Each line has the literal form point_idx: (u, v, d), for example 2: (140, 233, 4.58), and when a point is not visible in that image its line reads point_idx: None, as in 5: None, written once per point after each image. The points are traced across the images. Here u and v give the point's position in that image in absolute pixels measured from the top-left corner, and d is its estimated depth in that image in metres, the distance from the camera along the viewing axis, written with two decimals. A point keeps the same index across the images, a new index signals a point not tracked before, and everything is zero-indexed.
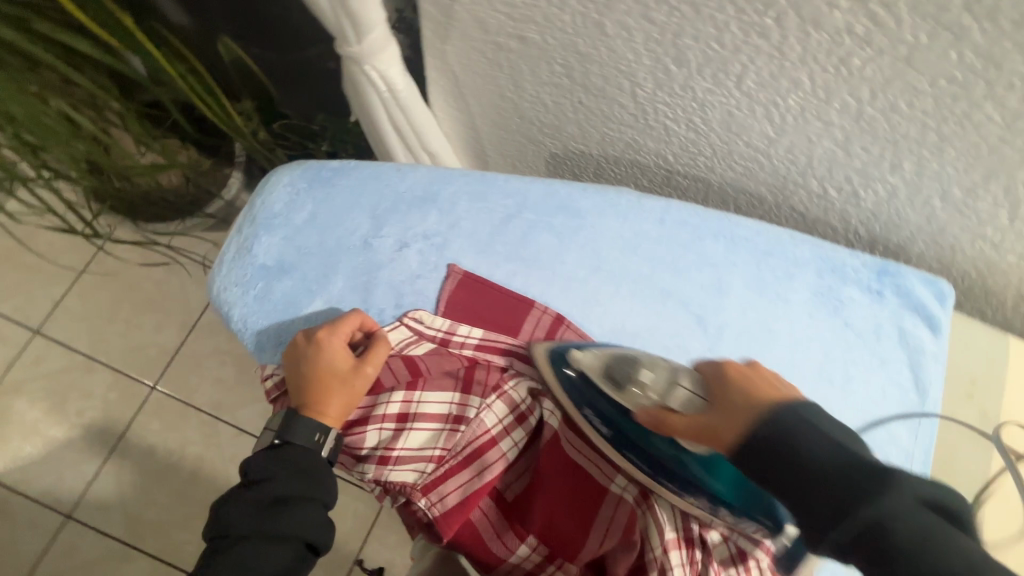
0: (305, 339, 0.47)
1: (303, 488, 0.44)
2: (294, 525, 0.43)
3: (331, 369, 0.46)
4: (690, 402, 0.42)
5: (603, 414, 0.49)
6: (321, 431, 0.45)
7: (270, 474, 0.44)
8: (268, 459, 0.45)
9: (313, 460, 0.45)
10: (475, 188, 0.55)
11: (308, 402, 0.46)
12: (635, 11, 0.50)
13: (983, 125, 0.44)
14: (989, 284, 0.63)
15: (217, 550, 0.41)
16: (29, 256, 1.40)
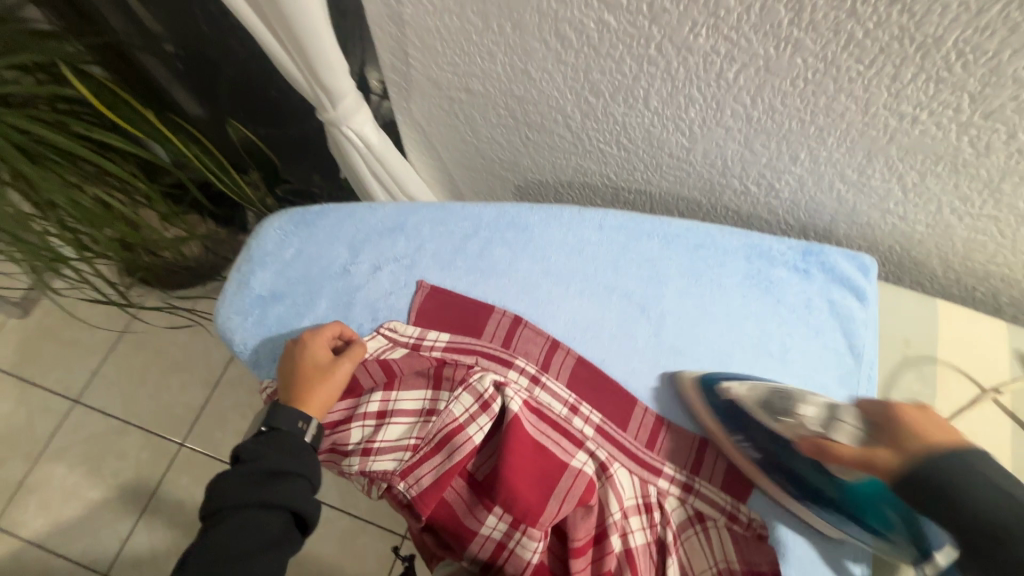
0: (293, 343, 0.56)
1: (291, 463, 0.50)
2: (285, 495, 0.49)
3: (313, 364, 0.55)
4: (856, 436, 0.48)
5: (755, 441, 0.54)
6: (304, 419, 0.53)
7: (260, 454, 0.50)
8: (258, 443, 0.51)
9: (299, 442, 0.52)
10: (436, 216, 0.64)
11: (293, 395, 0.54)
12: (550, 57, 0.60)
13: (846, 113, 0.53)
14: (913, 254, 0.69)
15: (216, 520, 0.47)
16: (70, 332, 1.54)
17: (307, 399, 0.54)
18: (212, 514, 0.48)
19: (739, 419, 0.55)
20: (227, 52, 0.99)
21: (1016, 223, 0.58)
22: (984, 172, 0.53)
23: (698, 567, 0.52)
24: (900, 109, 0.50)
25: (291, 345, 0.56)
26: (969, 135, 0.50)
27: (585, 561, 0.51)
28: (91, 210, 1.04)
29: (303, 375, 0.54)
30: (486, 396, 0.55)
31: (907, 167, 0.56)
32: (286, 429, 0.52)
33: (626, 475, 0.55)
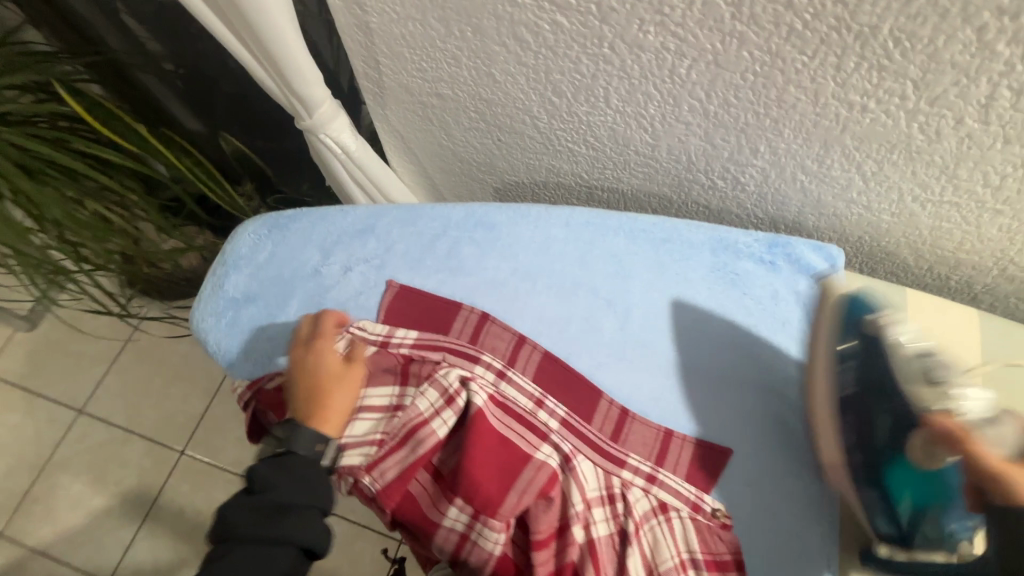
0: (303, 356, 0.58)
1: (301, 496, 0.50)
2: (293, 531, 0.48)
3: (328, 375, 0.56)
4: (1005, 443, 0.47)
5: (859, 376, 0.53)
6: (324, 441, 0.54)
7: (272, 484, 0.50)
8: (272, 470, 0.51)
9: (311, 471, 0.51)
10: (406, 217, 0.66)
11: (314, 407, 0.55)
12: (511, 59, 0.62)
13: (797, 105, 0.54)
14: (883, 244, 0.69)
15: (225, 548, 0.48)
16: (76, 344, 1.58)
17: (327, 410, 0.55)
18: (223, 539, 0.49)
19: (858, 356, 0.53)
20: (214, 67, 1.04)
21: (977, 209, 0.58)
22: (938, 159, 0.53)
23: (661, 558, 0.52)
24: (848, 99, 0.51)
25: (301, 355, 0.57)
26: (918, 122, 0.50)
27: (548, 552, 0.52)
28: (90, 223, 1.07)
29: (317, 387, 0.56)
30: (451, 391, 0.56)
31: (863, 156, 0.57)
32: (301, 453, 0.52)
33: (591, 467, 0.55)
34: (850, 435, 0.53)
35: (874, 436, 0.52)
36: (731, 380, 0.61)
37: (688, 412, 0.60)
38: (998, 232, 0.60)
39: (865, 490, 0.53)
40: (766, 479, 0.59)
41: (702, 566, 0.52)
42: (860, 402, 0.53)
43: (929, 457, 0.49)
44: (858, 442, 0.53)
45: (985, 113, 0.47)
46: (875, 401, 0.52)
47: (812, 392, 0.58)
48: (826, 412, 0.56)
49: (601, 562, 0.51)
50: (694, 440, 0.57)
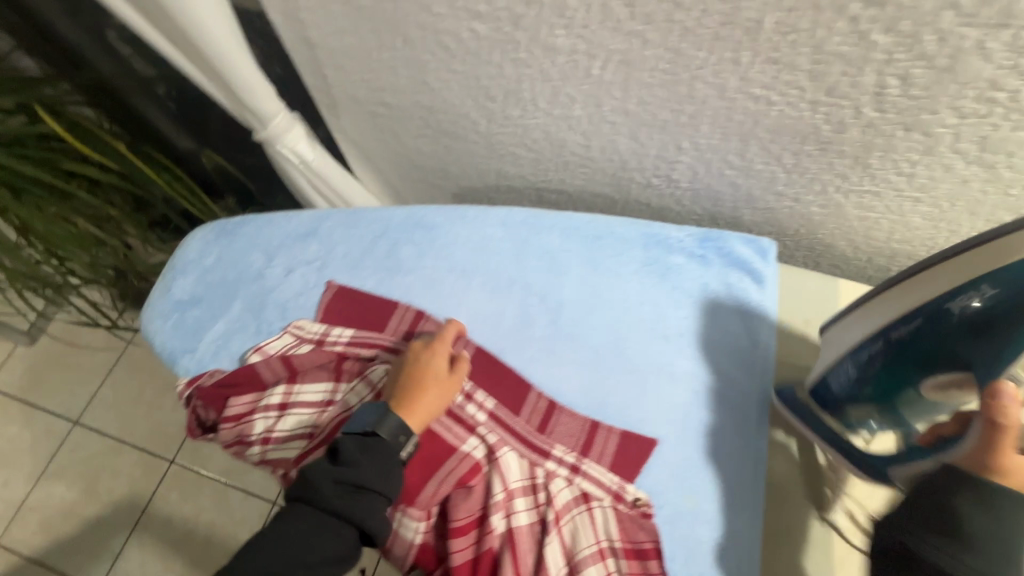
0: (421, 346, 0.59)
1: (378, 481, 0.50)
2: (362, 513, 0.48)
3: (432, 370, 0.57)
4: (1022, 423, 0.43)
5: (971, 320, 0.41)
6: (405, 433, 0.53)
7: (356, 461, 0.50)
8: (357, 447, 0.51)
9: (391, 459, 0.51)
10: (347, 220, 0.68)
11: (406, 395, 0.55)
12: (442, 67, 0.64)
13: (707, 100, 0.55)
14: (819, 237, 0.69)
15: (300, 510, 0.49)
16: (72, 356, 1.62)
17: (415, 403, 0.55)
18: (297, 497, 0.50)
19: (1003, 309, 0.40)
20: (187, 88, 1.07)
21: (897, 197, 0.58)
22: (848, 149, 0.54)
23: (580, 546, 0.53)
24: (753, 92, 0.52)
25: (415, 349, 0.58)
26: (821, 113, 0.52)
27: (467, 539, 0.53)
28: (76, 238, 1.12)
29: (417, 381, 0.56)
30: (380, 386, 0.59)
31: (780, 149, 0.58)
32: (384, 438, 0.52)
33: (515, 458, 0.56)
34: (878, 345, 0.46)
35: (906, 351, 0.45)
36: (662, 371, 0.61)
37: (616, 404, 0.60)
38: (922, 220, 0.60)
39: (842, 367, 0.50)
40: (692, 470, 0.56)
41: (621, 553, 0.53)
42: (929, 331, 0.43)
43: (941, 391, 0.47)
44: (885, 350, 0.46)
45: (880, 102, 0.48)
46: (948, 335, 0.43)
47: (872, 310, 0.47)
48: (871, 316, 0.47)
49: (519, 551, 0.52)
50: (620, 431, 0.58)
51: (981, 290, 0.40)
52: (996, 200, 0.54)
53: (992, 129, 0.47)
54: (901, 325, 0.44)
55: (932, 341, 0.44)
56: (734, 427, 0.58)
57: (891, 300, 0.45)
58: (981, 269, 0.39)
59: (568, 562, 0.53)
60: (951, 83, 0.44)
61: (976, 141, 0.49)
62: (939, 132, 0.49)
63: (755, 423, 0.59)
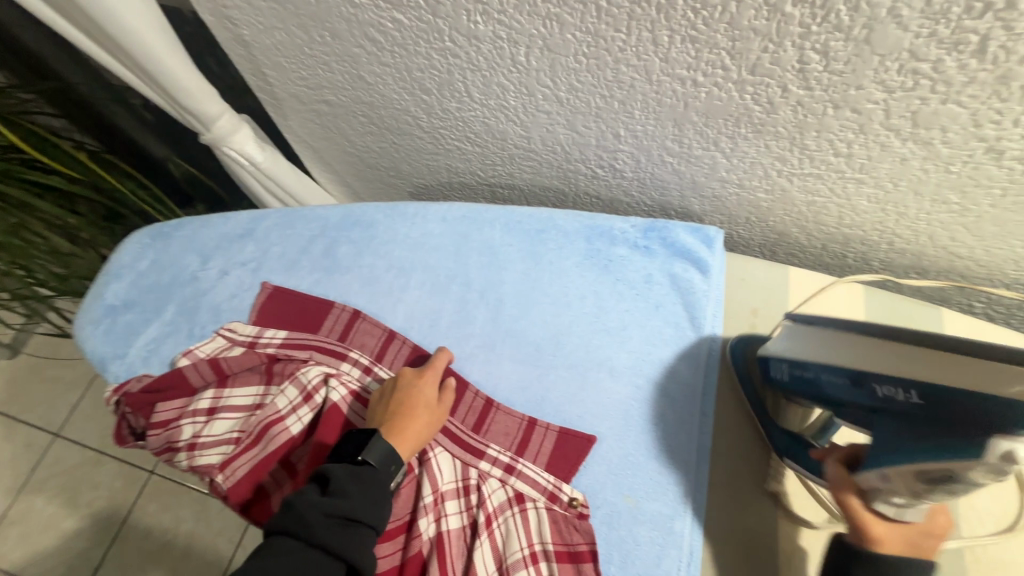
0: (412, 373, 0.56)
1: (369, 513, 0.46)
2: (352, 548, 0.44)
3: (421, 398, 0.54)
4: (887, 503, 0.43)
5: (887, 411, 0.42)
6: (397, 463, 0.50)
7: (347, 491, 0.46)
8: (347, 476, 0.48)
9: (380, 488, 0.48)
10: (284, 220, 0.67)
11: (395, 423, 0.52)
12: (373, 61, 0.63)
13: (635, 84, 0.53)
14: (771, 225, 0.66)
15: (285, 548, 0.44)
16: (53, 368, 1.49)
17: (403, 433, 0.52)
18: (281, 531, 0.45)
19: (907, 416, 0.41)
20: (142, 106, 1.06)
21: (840, 179, 0.56)
22: (783, 130, 0.52)
23: (511, 550, 0.51)
24: (677, 73, 0.50)
25: (404, 376, 0.56)
26: (749, 93, 0.50)
27: (394, 544, 0.52)
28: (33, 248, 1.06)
29: (406, 409, 0.53)
30: (309, 388, 0.57)
31: (716, 133, 0.56)
32: (375, 466, 0.49)
33: (447, 459, 0.55)
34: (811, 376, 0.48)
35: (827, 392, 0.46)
36: (601, 366, 0.58)
37: (554, 400, 0.57)
38: (869, 203, 0.58)
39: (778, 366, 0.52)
40: (631, 466, 0.54)
41: (553, 557, 0.50)
42: (853, 391, 0.44)
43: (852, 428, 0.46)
44: (813, 379, 0.47)
45: (805, 78, 0.46)
46: (870, 406, 0.43)
47: (831, 340, 0.47)
48: (827, 348, 0.47)
49: (447, 555, 0.51)
50: (556, 429, 0.55)
51: (910, 392, 0.40)
52: (940, 178, 0.51)
53: (921, 102, 0.45)
54: (837, 371, 0.45)
55: (845, 396, 0.45)
56: (676, 422, 0.55)
57: (853, 348, 0.44)
58: (921, 373, 0.39)
59: (498, 567, 0.51)
60: (872, 55, 0.42)
61: (908, 116, 0.46)
62: (870, 107, 0.47)
63: (700, 417, 0.55)
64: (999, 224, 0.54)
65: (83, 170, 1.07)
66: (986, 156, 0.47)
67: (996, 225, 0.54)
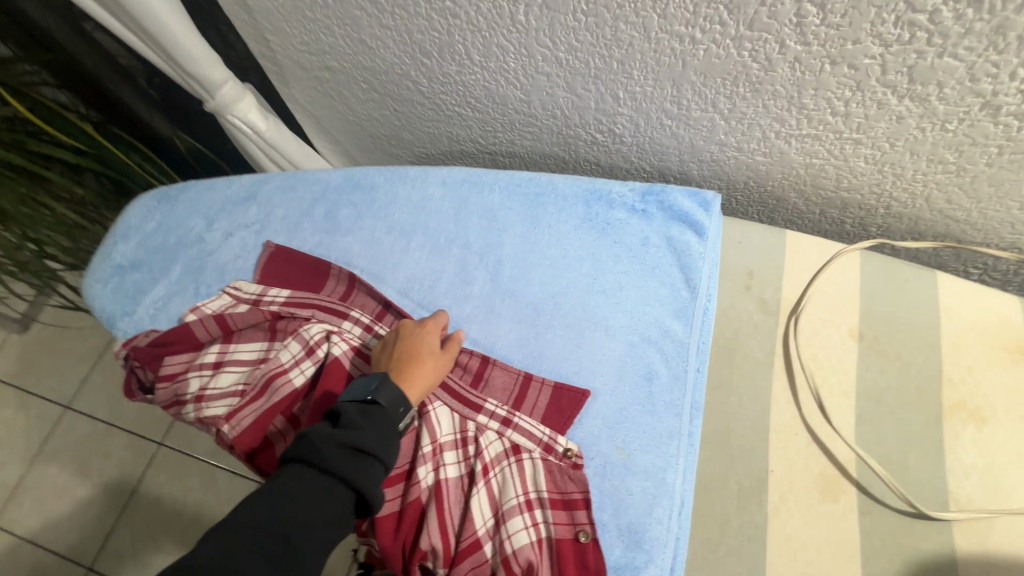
0: (414, 325, 0.58)
1: (380, 446, 0.47)
2: (364, 476, 0.45)
3: (425, 348, 0.56)
4: None
5: None
6: (404, 406, 0.51)
7: (359, 425, 0.47)
8: (358, 413, 0.49)
9: (390, 426, 0.49)
10: (287, 184, 0.68)
11: (402, 370, 0.54)
12: (374, 23, 0.64)
13: (634, 42, 0.54)
14: (770, 189, 0.67)
15: (301, 473, 0.45)
16: (62, 341, 1.52)
17: (410, 380, 0.54)
18: (295, 459, 0.46)
19: None
20: (147, 80, 1.07)
21: (837, 140, 0.56)
22: (780, 88, 0.53)
23: (506, 497, 0.52)
24: (675, 30, 0.51)
25: (406, 328, 0.57)
26: (747, 50, 0.50)
27: (394, 491, 0.53)
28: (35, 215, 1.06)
29: (411, 357, 0.55)
30: (312, 343, 0.58)
31: (714, 93, 0.56)
32: (385, 406, 0.50)
33: (446, 413, 0.56)
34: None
35: None
36: (598, 324, 0.59)
37: (552, 357, 0.59)
38: (866, 164, 0.58)
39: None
40: (625, 420, 0.55)
41: (547, 505, 0.52)
42: None
43: None
44: None
45: (802, 33, 0.47)
46: None
47: None
48: None
49: (444, 501, 0.52)
50: (552, 384, 0.57)
51: None
52: (937, 137, 0.52)
53: (918, 56, 0.45)
54: None
55: None
56: (669, 379, 0.56)
57: None
58: None
59: (495, 513, 0.52)
60: (868, 7, 0.42)
61: (904, 71, 0.47)
62: (866, 63, 0.47)
63: (693, 375, 0.57)
64: (996, 184, 0.54)
65: (90, 141, 1.08)
66: (982, 113, 0.48)
67: (992, 185, 0.54)
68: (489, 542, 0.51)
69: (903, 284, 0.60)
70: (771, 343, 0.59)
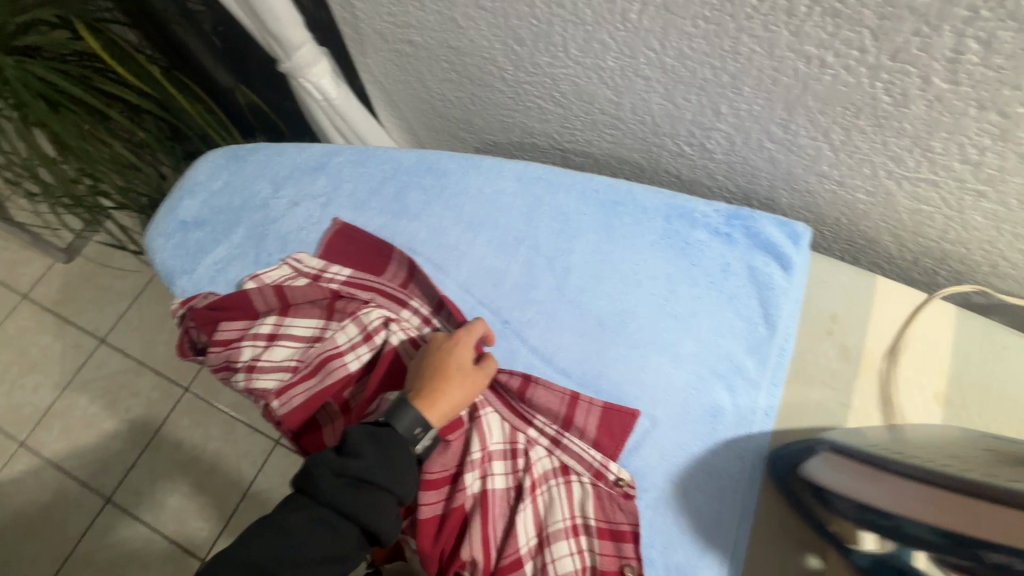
0: (447, 337, 0.54)
1: (384, 474, 0.44)
2: (364, 509, 0.43)
3: (456, 364, 0.52)
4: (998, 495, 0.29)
5: None
6: (421, 427, 0.48)
7: (361, 452, 0.45)
8: (366, 437, 0.46)
9: (399, 453, 0.46)
10: (358, 158, 0.66)
11: (427, 388, 0.50)
12: (470, 2, 0.61)
13: (754, 58, 0.50)
14: (862, 229, 0.62)
15: (300, 504, 0.44)
16: (105, 277, 1.55)
17: (435, 399, 0.50)
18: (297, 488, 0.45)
19: None
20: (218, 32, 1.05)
21: (957, 189, 0.52)
22: (909, 126, 0.48)
23: (553, 519, 0.51)
24: (805, 51, 0.46)
25: (439, 341, 0.54)
26: (885, 81, 0.45)
27: (438, 494, 0.52)
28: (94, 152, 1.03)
29: (440, 374, 0.51)
30: (370, 328, 0.57)
31: (830, 121, 0.52)
32: (399, 431, 0.47)
33: (496, 420, 0.54)
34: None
35: None
36: (665, 349, 0.57)
37: (612, 377, 0.56)
38: (983, 220, 0.53)
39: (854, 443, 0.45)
40: (684, 456, 0.53)
41: (594, 532, 0.51)
42: None
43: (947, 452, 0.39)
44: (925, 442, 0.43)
45: (954, 70, 0.42)
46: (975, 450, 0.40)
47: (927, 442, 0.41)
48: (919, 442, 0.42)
49: (490, 513, 0.51)
50: (601, 405, 0.54)
51: None
52: None
53: None
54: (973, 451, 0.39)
55: None
56: (735, 419, 0.54)
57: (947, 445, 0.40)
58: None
59: (538, 533, 0.51)
60: None
61: None
62: (1020, 112, 0.42)
63: (761, 417, 0.54)
64: None
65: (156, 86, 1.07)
66: None
67: None
68: (530, 561, 0.50)
69: (1000, 351, 0.55)
70: (848, 395, 0.55)
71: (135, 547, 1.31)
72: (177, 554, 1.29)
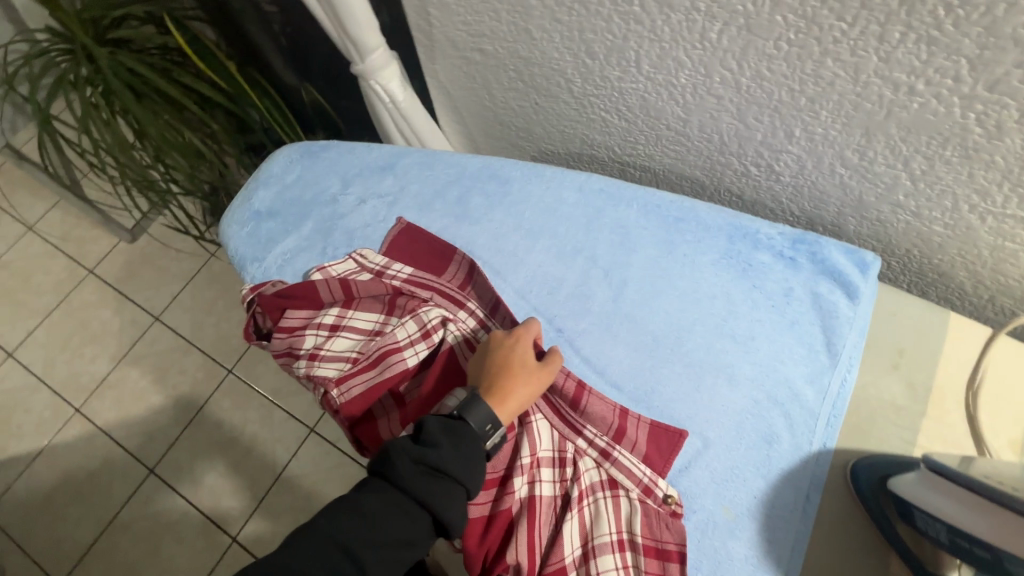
0: (509, 336, 0.55)
1: (457, 466, 0.45)
2: (437, 498, 0.44)
3: (521, 361, 0.53)
4: None
5: None
6: (492, 423, 0.49)
7: (437, 442, 0.46)
8: (441, 429, 0.47)
9: (472, 447, 0.47)
10: (425, 160, 0.68)
11: (497, 387, 0.51)
12: (546, 15, 0.62)
13: (837, 83, 0.49)
14: (934, 263, 0.60)
15: (377, 486, 0.45)
16: (164, 258, 1.63)
17: (505, 397, 0.51)
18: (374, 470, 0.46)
19: None
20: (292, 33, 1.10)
21: None
22: (999, 160, 0.47)
23: (598, 531, 0.51)
24: (893, 77, 0.46)
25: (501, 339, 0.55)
26: (978, 112, 0.44)
27: (486, 495, 0.52)
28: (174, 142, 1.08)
29: (506, 372, 0.52)
30: (429, 326, 0.58)
31: (912, 150, 0.50)
32: (473, 426, 0.48)
33: (546, 428, 0.55)
34: None
35: None
36: (721, 369, 0.56)
37: (665, 393, 0.56)
38: None
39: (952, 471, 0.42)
40: (735, 480, 0.52)
41: (640, 549, 0.50)
42: None
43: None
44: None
45: None
46: None
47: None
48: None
49: (536, 519, 0.51)
50: (649, 422, 0.54)
51: None
52: None
53: None
54: None
55: None
56: (790, 447, 0.53)
57: None
58: None
59: (583, 544, 0.51)
60: None
61: None
62: None
63: (817, 447, 0.53)
64: None
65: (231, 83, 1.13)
66: None
67: None
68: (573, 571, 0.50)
69: None
70: (913, 433, 0.53)
71: (173, 518, 1.36)
72: (210, 529, 1.34)
